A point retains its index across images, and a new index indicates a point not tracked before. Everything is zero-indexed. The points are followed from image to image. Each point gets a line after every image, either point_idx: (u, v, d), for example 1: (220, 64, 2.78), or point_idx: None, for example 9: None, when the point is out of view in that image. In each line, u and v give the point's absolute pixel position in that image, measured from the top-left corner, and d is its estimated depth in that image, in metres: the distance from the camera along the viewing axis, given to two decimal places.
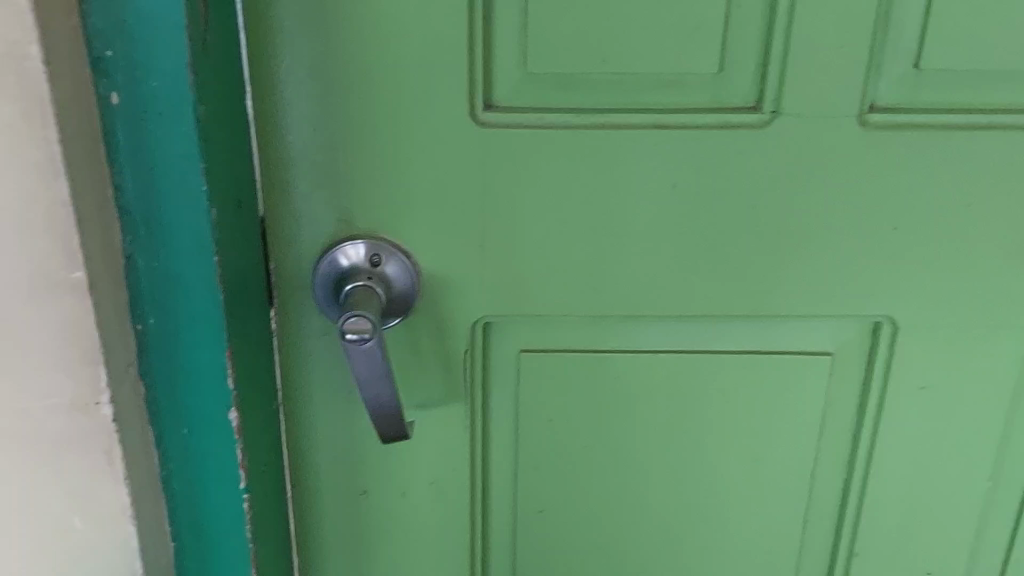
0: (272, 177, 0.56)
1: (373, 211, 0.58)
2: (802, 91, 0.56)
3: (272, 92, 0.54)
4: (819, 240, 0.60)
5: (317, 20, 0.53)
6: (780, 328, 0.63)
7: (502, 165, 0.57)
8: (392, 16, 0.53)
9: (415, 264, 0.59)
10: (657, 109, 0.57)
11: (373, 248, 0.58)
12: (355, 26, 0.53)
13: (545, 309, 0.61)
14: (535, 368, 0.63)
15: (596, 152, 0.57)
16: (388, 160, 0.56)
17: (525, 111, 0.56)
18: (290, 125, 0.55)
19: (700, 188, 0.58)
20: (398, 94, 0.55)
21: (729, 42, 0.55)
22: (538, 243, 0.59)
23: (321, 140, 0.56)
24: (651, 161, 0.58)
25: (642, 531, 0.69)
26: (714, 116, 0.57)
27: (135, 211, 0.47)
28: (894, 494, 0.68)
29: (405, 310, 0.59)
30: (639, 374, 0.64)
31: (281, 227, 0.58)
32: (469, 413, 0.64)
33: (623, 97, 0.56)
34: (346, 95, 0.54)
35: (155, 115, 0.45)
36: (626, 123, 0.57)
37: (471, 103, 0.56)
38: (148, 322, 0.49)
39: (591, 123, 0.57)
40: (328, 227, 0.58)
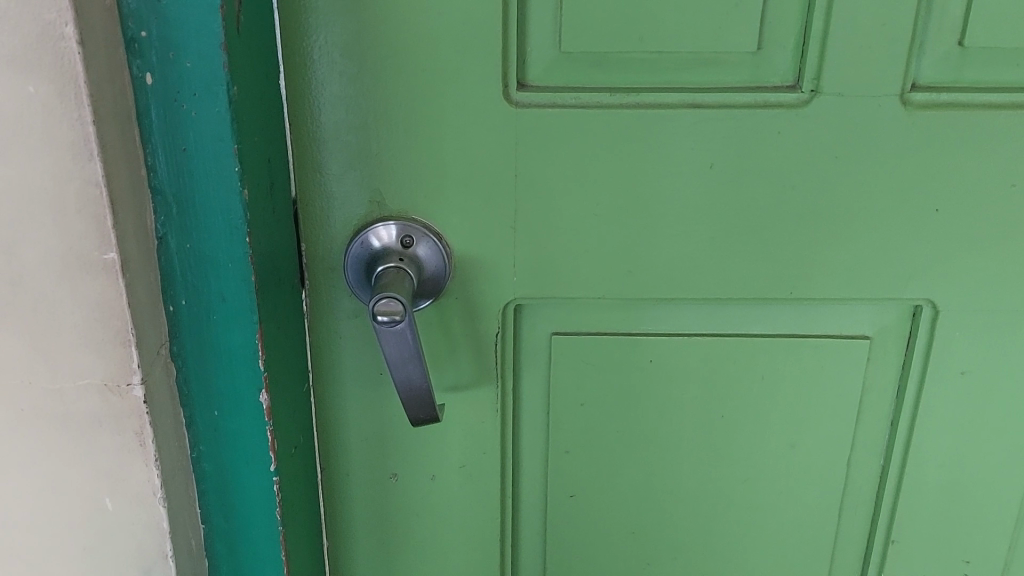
0: (304, 158, 0.56)
1: (405, 192, 0.57)
2: (843, 69, 0.55)
3: (305, 72, 0.54)
4: (858, 222, 0.59)
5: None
6: (817, 312, 0.62)
7: (535, 146, 0.56)
8: None
9: (447, 246, 0.58)
10: (694, 89, 0.56)
11: (406, 229, 0.57)
12: (388, 4, 0.52)
13: (579, 292, 0.60)
14: (567, 350, 0.62)
15: (631, 132, 0.56)
16: (420, 140, 0.56)
17: (560, 91, 0.55)
18: (323, 106, 0.55)
19: (737, 169, 0.57)
20: (431, 74, 0.54)
21: (767, 19, 0.54)
22: (571, 224, 0.58)
23: (355, 121, 0.55)
24: (687, 141, 0.56)
25: (674, 515, 0.68)
26: (751, 96, 0.56)
27: (167, 192, 0.47)
28: (933, 482, 0.66)
29: (437, 292, 0.59)
30: (673, 357, 0.63)
31: (313, 208, 0.57)
32: (501, 396, 0.63)
33: (659, 76, 0.55)
34: (379, 75, 0.54)
35: (188, 96, 0.44)
36: (663, 103, 0.56)
37: (505, 83, 0.55)
38: (179, 303, 0.49)
39: (626, 103, 0.56)
40: (360, 208, 0.58)
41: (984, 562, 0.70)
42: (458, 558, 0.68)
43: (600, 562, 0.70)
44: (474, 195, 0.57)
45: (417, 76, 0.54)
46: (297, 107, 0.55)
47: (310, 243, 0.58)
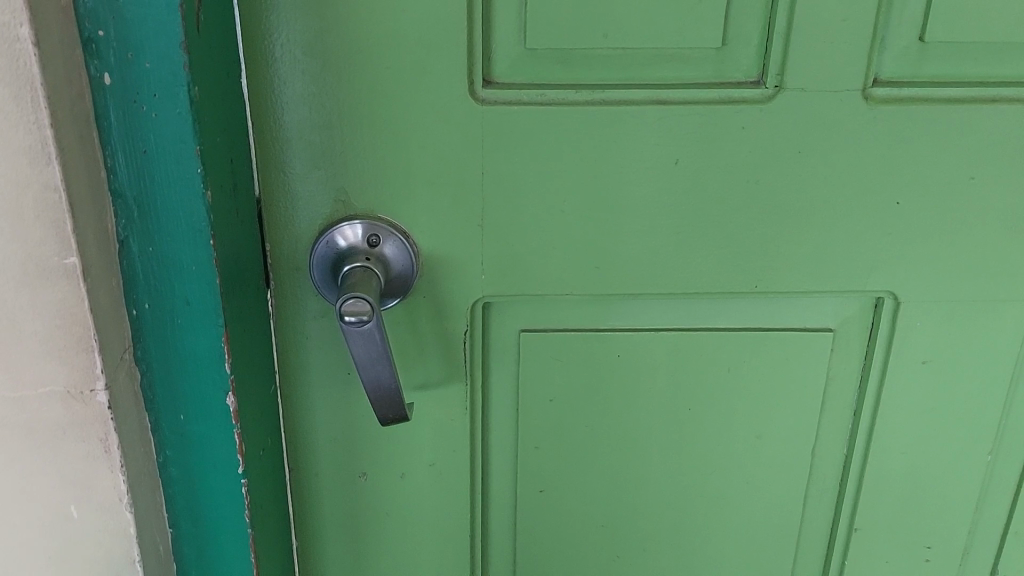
0: (267, 157, 0.56)
1: (371, 190, 0.57)
2: (805, 64, 0.55)
3: (267, 71, 0.53)
4: (821, 216, 0.59)
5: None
6: (781, 304, 0.63)
7: (502, 142, 0.56)
8: None
9: (413, 244, 0.58)
10: (659, 86, 0.56)
11: (372, 228, 0.57)
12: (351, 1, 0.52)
13: (546, 287, 0.61)
14: (536, 346, 0.63)
15: (597, 128, 0.56)
16: (385, 138, 0.56)
17: (526, 88, 0.55)
18: (286, 106, 0.54)
19: (701, 164, 0.58)
20: (396, 72, 0.54)
21: (731, 16, 0.55)
22: (538, 220, 0.59)
23: (318, 120, 0.55)
24: (653, 137, 0.57)
25: (643, 507, 0.68)
26: (715, 91, 0.56)
27: (128, 195, 0.46)
28: (895, 471, 0.67)
29: (404, 292, 0.59)
30: (640, 352, 0.63)
31: (277, 208, 0.57)
32: (469, 394, 0.63)
33: (624, 73, 0.56)
34: (343, 73, 0.53)
35: (148, 98, 0.44)
36: (628, 99, 0.56)
37: (471, 80, 0.55)
38: (143, 307, 0.48)
39: (591, 99, 0.56)
40: (325, 207, 0.57)
41: (945, 548, 0.71)
42: (428, 556, 0.68)
43: (570, 557, 0.70)
44: (441, 191, 0.57)
45: (382, 73, 0.54)
46: (258, 107, 0.54)
47: (274, 243, 0.58)
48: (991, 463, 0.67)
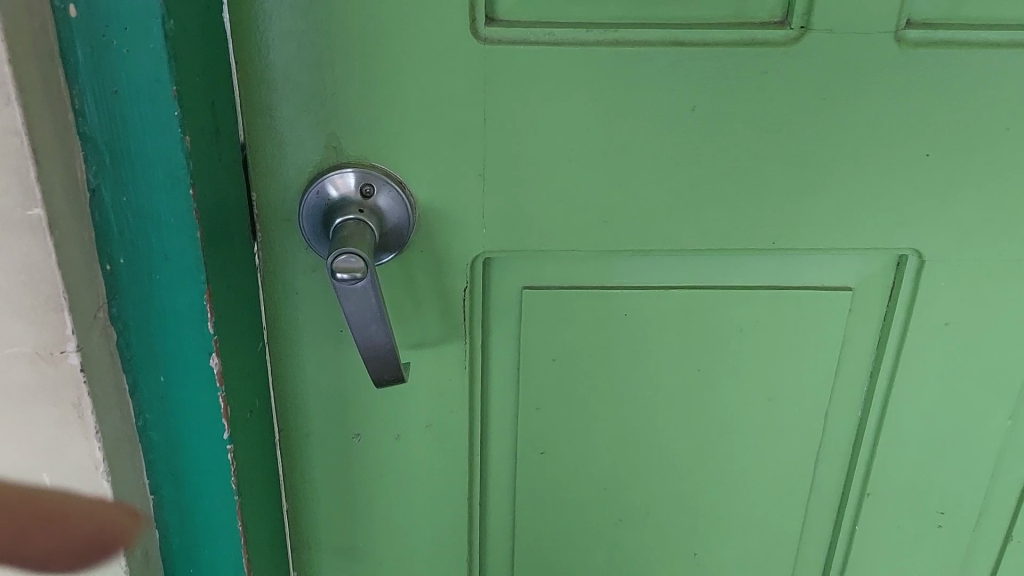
0: (252, 99, 0.51)
1: (364, 136, 0.53)
2: (835, 3, 0.51)
3: (251, 4, 0.49)
4: (844, 169, 0.56)
5: None
6: (799, 262, 0.59)
7: (505, 84, 0.52)
8: None
9: (408, 195, 0.55)
10: (676, 25, 0.52)
11: (364, 177, 0.53)
12: None
13: (551, 241, 0.57)
14: (538, 303, 0.59)
15: (607, 70, 0.52)
16: (379, 80, 0.52)
17: (532, 26, 0.51)
18: (272, 43, 0.50)
19: (720, 111, 0.54)
20: (391, 7, 0.49)
21: None
22: (543, 170, 0.55)
23: (307, 60, 0.51)
24: (666, 82, 0.53)
25: (648, 471, 0.66)
26: (736, 32, 0.52)
27: (99, 140, 0.42)
28: (911, 435, 0.65)
29: (400, 246, 0.55)
30: (649, 311, 0.60)
31: (264, 155, 0.53)
32: (468, 354, 0.60)
33: (638, 11, 0.51)
34: (334, 8, 0.49)
35: (118, 32, 0.39)
36: (642, 40, 0.52)
37: (472, 17, 0.50)
38: (118, 262, 0.45)
39: (602, 40, 0.52)
40: (314, 154, 0.53)
41: (959, 515, 0.68)
42: (423, 520, 0.66)
43: (571, 521, 0.68)
44: (439, 137, 0.54)
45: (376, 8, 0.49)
46: (242, 44, 0.50)
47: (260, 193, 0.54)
48: (1010, 427, 0.65)
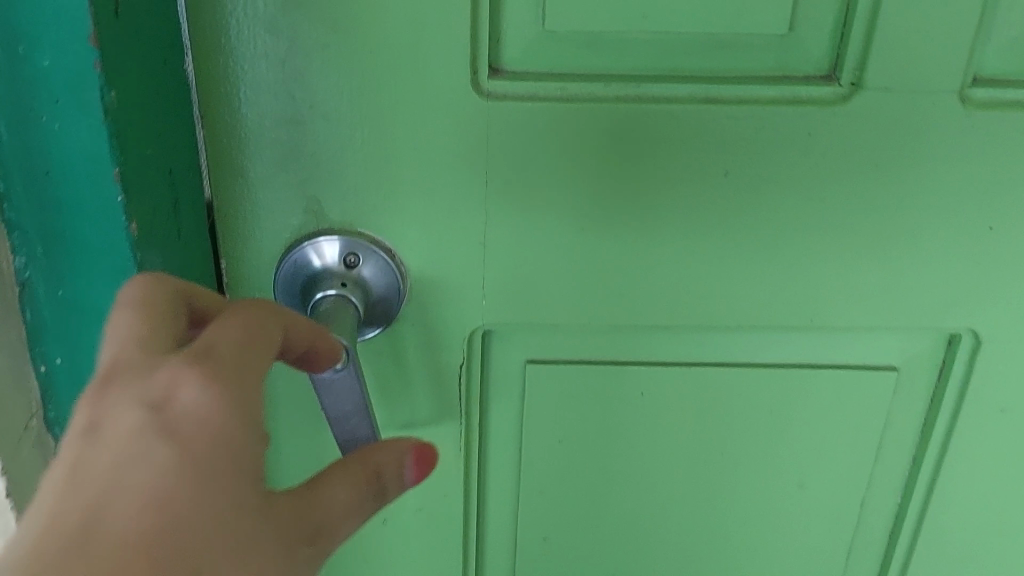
0: (221, 158, 0.45)
1: (348, 200, 0.47)
2: (892, 59, 0.44)
3: (219, 53, 0.42)
4: (894, 241, 0.49)
5: None
6: (838, 339, 0.53)
7: (510, 145, 0.46)
8: None
9: (398, 265, 0.48)
10: (706, 80, 0.45)
11: (349, 246, 0.47)
12: None
13: (560, 315, 0.51)
14: (544, 379, 0.53)
15: (626, 130, 0.46)
16: (366, 138, 0.45)
17: (541, 79, 0.45)
18: (245, 96, 0.44)
19: (755, 176, 0.47)
20: (381, 57, 0.43)
21: None
22: (552, 238, 0.49)
23: (285, 113, 0.44)
24: (694, 144, 0.46)
25: (662, 558, 0.60)
26: (777, 89, 0.45)
27: (27, 228, 0.36)
28: (956, 525, 0.59)
29: (387, 320, 0.49)
30: (668, 388, 0.54)
31: (234, 219, 0.47)
32: (465, 434, 0.54)
33: (665, 63, 0.45)
34: (317, 56, 0.43)
35: (50, 105, 0.33)
36: (668, 95, 0.45)
37: (474, 68, 0.44)
38: (53, 362, 0.39)
39: (624, 96, 0.45)
40: (291, 219, 0.47)
41: None
42: None
43: None
44: (434, 202, 0.47)
45: (363, 58, 0.43)
46: (209, 97, 0.44)
47: (230, 261, 0.48)
48: None
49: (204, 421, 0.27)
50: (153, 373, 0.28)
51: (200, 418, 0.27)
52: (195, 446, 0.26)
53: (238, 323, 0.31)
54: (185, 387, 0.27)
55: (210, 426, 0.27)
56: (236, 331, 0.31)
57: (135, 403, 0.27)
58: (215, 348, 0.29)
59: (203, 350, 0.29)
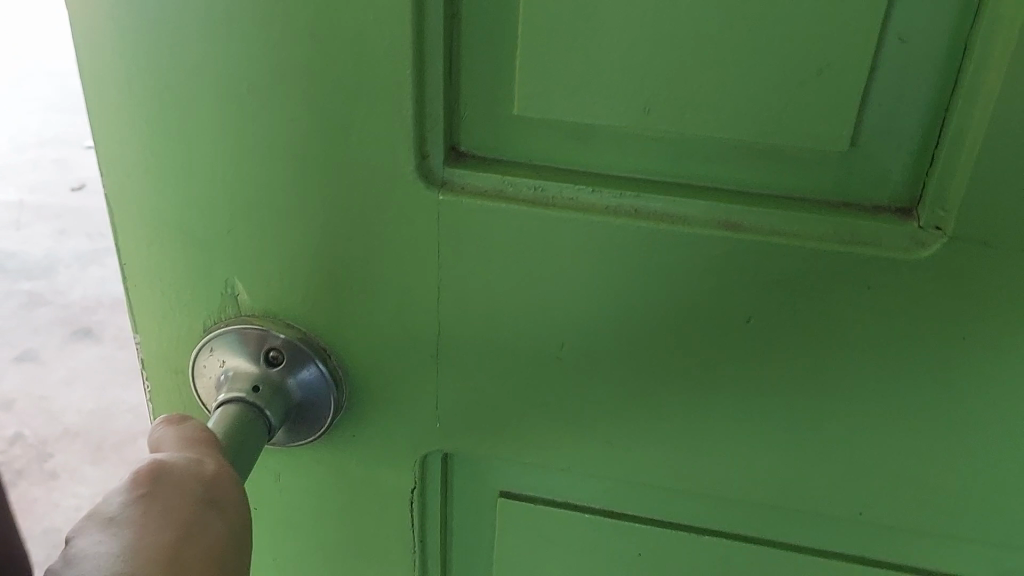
0: (122, 228, 0.38)
1: (269, 293, 0.38)
2: (1002, 202, 0.31)
3: (109, 107, 0.35)
4: (992, 447, 0.35)
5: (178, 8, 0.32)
6: (902, 539, 0.40)
7: (467, 252, 0.36)
8: (288, 11, 0.32)
9: (335, 368, 0.39)
10: (730, 198, 0.34)
11: (271, 340, 0.39)
12: (233, 21, 0.32)
13: (534, 454, 0.41)
14: (517, 516, 0.44)
15: (617, 250, 0.35)
16: (288, 227, 0.36)
17: (514, 173, 0.35)
18: (145, 161, 0.36)
19: (789, 333, 0.35)
20: (303, 134, 0.34)
21: (873, 103, 0.31)
22: (524, 368, 0.38)
23: (194, 189, 0.36)
24: (707, 279, 0.35)
25: None
26: (826, 223, 0.33)
27: None
28: None
29: (320, 428, 0.40)
30: (670, 554, 0.43)
31: (143, 296, 0.39)
32: (422, 562, 0.46)
33: (676, 169, 0.34)
34: (228, 126, 0.34)
35: None
36: (675, 214, 0.34)
37: (426, 152, 0.35)
38: None
39: (617, 206, 0.34)
40: (205, 306, 0.39)
41: None
42: None
43: None
44: (376, 308, 0.38)
45: (280, 131, 0.34)
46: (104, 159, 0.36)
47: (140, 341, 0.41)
48: None
49: (234, 495, 0.33)
50: (167, 480, 0.32)
51: (229, 493, 0.33)
52: (236, 512, 0.32)
53: (177, 425, 0.35)
54: (204, 470, 0.33)
55: (238, 499, 0.33)
56: (177, 430, 0.35)
57: (180, 497, 0.31)
58: (205, 459, 0.34)
59: (188, 455, 0.33)
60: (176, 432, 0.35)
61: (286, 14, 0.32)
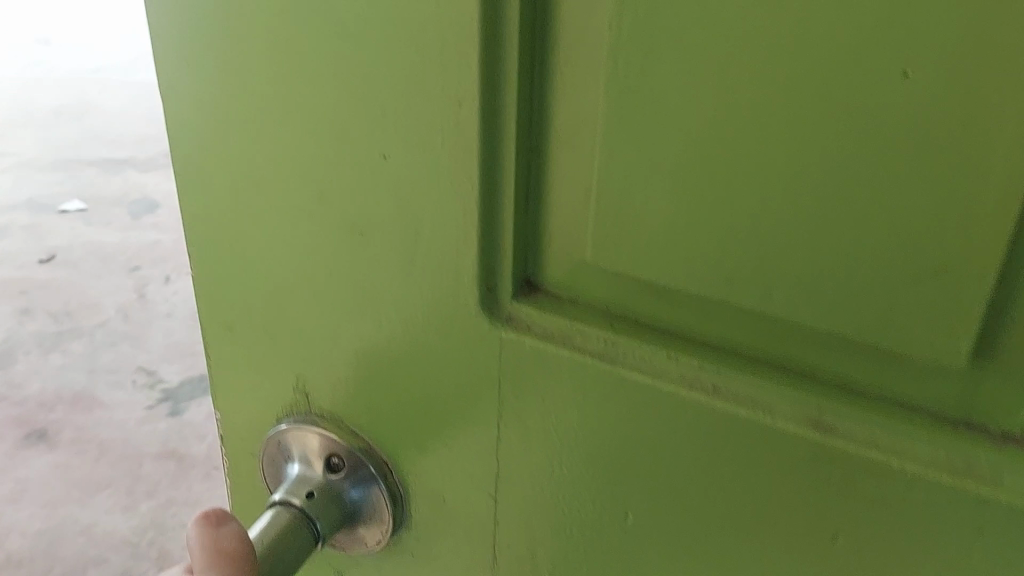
0: (209, 306, 0.38)
1: (334, 394, 0.37)
2: None
3: (203, 189, 0.36)
4: None
5: (272, 105, 0.32)
6: None
7: (527, 396, 0.33)
8: (365, 120, 0.31)
9: (395, 483, 0.38)
10: (822, 390, 0.28)
11: (333, 445, 0.38)
12: (320, 123, 0.32)
13: None
14: None
15: (684, 427, 0.30)
16: (354, 333, 0.35)
17: (582, 320, 0.31)
18: (230, 245, 0.36)
19: (879, 555, 0.29)
20: (377, 242, 0.33)
21: (999, 313, 0.25)
22: (584, 528, 0.35)
23: (278, 281, 0.36)
24: (785, 480, 0.29)
25: None
26: (933, 444, 0.27)
27: None
28: None
29: (373, 543, 0.39)
30: None
31: (225, 370, 0.40)
32: None
33: (763, 345, 0.29)
34: (312, 225, 0.34)
35: None
36: (754, 398, 0.29)
37: (496, 282, 0.32)
38: None
39: (688, 379, 0.30)
40: (275, 392, 0.39)
41: None
42: None
43: None
44: (436, 433, 0.36)
45: (352, 236, 0.34)
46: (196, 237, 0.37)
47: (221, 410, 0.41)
48: None
49: None
50: None
51: None
52: None
53: (213, 537, 0.33)
54: None
55: None
56: (213, 543, 0.33)
57: None
58: None
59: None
60: (211, 544, 0.33)
61: (360, 123, 0.31)
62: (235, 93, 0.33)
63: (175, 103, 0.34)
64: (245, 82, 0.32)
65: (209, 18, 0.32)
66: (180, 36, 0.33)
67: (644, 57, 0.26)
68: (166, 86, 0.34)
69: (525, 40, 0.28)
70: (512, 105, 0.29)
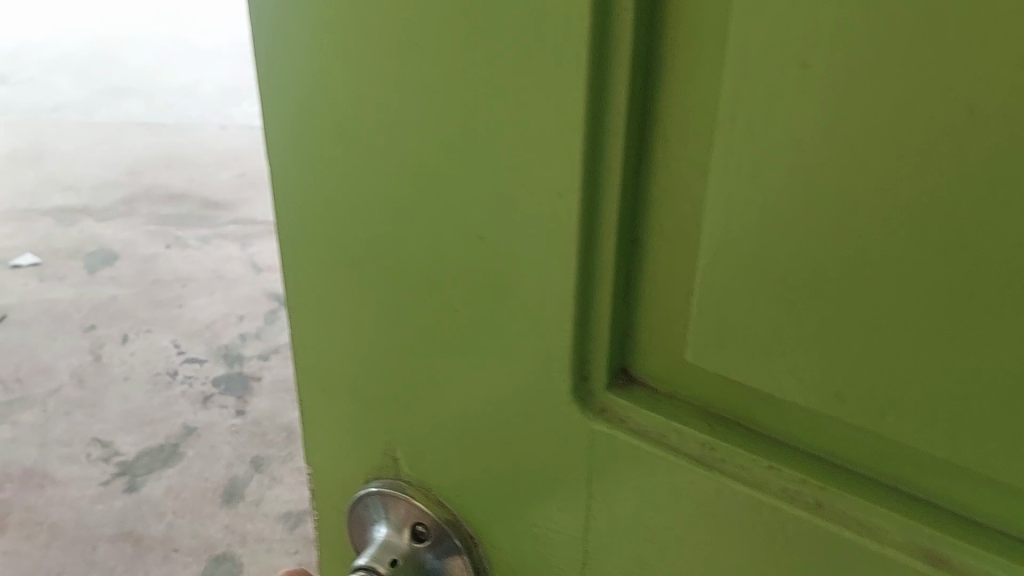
0: (312, 373, 0.40)
1: (424, 457, 0.39)
2: None
3: (303, 251, 0.37)
4: None
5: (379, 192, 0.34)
6: None
7: (616, 483, 0.34)
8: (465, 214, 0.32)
9: (478, 557, 0.39)
10: (917, 508, 0.28)
11: (421, 514, 0.39)
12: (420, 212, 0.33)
13: None
14: None
15: (774, 529, 0.31)
16: (442, 402, 0.37)
17: (676, 416, 0.32)
18: (323, 304, 0.38)
19: None
20: (472, 329, 0.34)
21: None
22: None
23: (377, 356, 0.38)
24: None
25: None
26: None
27: None
28: None
29: None
30: None
31: (323, 432, 0.42)
32: None
33: (860, 456, 0.29)
34: (412, 305, 0.35)
35: None
36: (847, 509, 0.29)
37: (590, 374, 0.33)
38: None
39: (782, 483, 0.30)
40: (370, 446, 0.40)
41: None
42: None
43: None
44: (524, 512, 0.37)
45: (442, 312, 0.35)
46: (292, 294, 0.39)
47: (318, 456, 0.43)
48: None
49: None
50: None
51: None
52: None
53: None
54: None
55: None
56: None
57: None
58: None
59: None
60: None
61: (457, 212, 0.32)
62: (345, 181, 0.34)
63: (281, 172, 0.36)
64: (354, 169, 0.34)
65: (318, 102, 0.33)
66: (292, 113, 0.34)
67: (750, 177, 0.26)
68: (272, 156, 0.36)
69: (629, 150, 0.29)
70: (614, 210, 0.30)
